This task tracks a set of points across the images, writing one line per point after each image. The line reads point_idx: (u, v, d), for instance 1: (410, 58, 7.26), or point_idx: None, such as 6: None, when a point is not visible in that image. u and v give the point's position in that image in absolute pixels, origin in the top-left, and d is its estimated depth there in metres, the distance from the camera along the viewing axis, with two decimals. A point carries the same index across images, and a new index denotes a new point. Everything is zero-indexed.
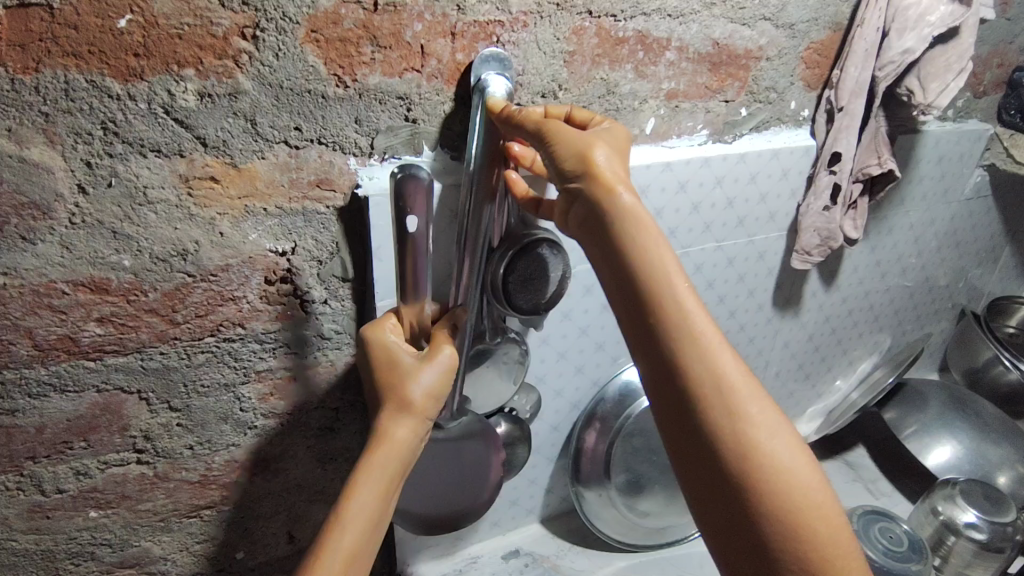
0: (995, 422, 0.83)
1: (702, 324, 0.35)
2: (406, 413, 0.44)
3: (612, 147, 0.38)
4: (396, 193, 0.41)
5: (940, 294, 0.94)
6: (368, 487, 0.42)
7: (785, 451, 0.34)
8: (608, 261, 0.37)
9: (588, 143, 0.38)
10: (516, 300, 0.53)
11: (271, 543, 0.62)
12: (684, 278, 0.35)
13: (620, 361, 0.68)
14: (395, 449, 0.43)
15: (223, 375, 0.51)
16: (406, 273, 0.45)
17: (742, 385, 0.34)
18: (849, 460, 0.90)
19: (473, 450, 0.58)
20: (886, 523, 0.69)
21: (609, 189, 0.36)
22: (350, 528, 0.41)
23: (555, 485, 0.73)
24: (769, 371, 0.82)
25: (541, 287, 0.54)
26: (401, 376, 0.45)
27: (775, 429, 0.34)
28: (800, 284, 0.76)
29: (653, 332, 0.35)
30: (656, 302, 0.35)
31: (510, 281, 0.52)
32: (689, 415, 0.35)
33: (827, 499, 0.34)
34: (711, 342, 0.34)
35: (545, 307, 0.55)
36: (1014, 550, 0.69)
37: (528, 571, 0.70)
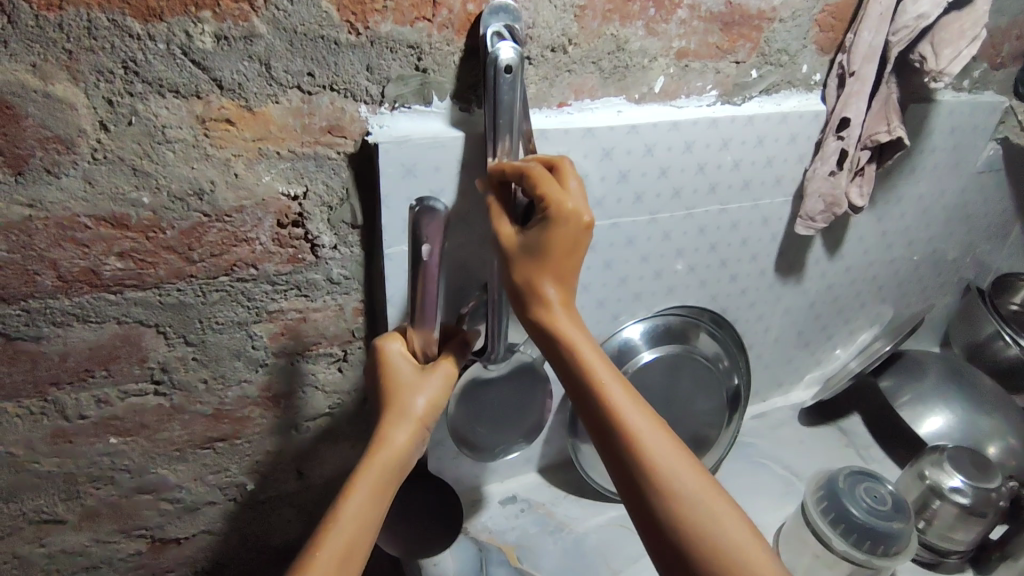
0: (990, 393, 0.82)
1: (627, 410, 0.42)
2: (406, 421, 0.47)
3: (548, 229, 0.44)
4: (413, 227, 0.44)
5: (945, 267, 0.94)
6: (366, 485, 0.44)
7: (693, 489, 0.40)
8: (555, 356, 0.46)
9: (525, 264, 0.45)
10: None
11: (280, 477, 0.65)
12: (609, 368, 0.44)
13: (620, 318, 0.69)
14: (395, 452, 0.46)
15: (237, 314, 0.54)
16: (416, 299, 0.48)
17: (662, 451, 0.41)
18: (844, 427, 0.91)
19: (530, 392, 0.62)
20: (872, 483, 0.67)
21: (544, 291, 0.45)
22: (347, 527, 0.42)
23: (553, 437, 0.76)
24: (768, 336, 0.83)
25: None
26: (401, 388, 0.49)
27: (695, 476, 0.41)
28: (804, 250, 0.77)
29: (592, 423, 0.44)
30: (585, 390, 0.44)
31: None
32: (629, 484, 0.41)
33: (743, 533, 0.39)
34: (623, 410, 0.42)
35: None
36: (995, 515, 0.69)
37: (523, 516, 0.73)
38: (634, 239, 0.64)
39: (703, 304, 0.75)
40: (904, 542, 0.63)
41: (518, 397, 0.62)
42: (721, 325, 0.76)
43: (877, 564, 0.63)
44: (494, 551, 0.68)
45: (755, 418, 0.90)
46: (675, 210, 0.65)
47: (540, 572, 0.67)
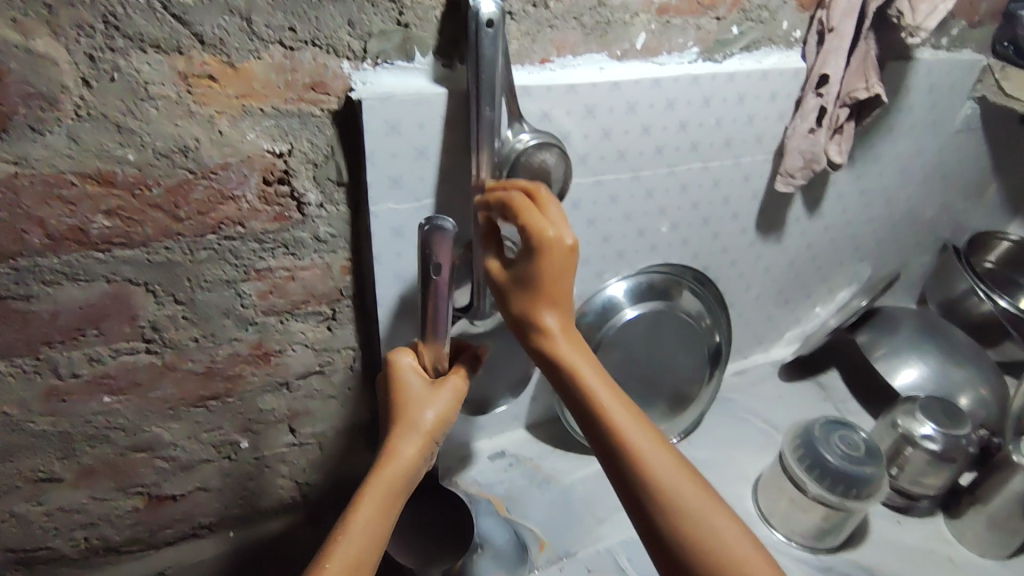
0: (963, 347, 0.85)
1: (627, 427, 0.46)
2: (415, 435, 0.49)
3: (535, 259, 0.48)
4: (424, 242, 0.46)
5: (923, 225, 0.96)
6: (374, 499, 0.46)
7: (689, 501, 0.43)
8: (557, 380, 0.49)
9: (521, 292, 0.49)
10: None
11: (273, 433, 0.67)
12: (607, 388, 0.48)
13: (603, 275, 0.71)
14: (404, 464, 0.48)
15: (226, 272, 0.54)
16: (428, 314, 0.50)
17: (660, 465, 0.45)
18: (822, 381, 0.94)
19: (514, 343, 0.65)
20: (845, 431, 0.69)
21: (543, 318, 0.49)
22: (354, 541, 0.44)
23: (540, 393, 0.77)
24: (749, 294, 0.85)
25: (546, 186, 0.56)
26: (410, 401, 0.51)
27: (690, 484, 0.44)
28: (784, 208, 0.78)
29: (594, 440, 0.47)
30: (586, 409, 0.47)
31: None
32: (630, 497, 0.45)
33: (736, 539, 0.42)
34: (624, 429, 0.46)
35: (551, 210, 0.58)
36: (965, 460, 0.72)
37: (511, 469, 0.75)
38: (618, 197, 0.65)
39: (686, 262, 0.76)
40: (876, 485, 0.66)
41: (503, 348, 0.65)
42: (704, 282, 0.77)
43: (850, 505, 0.65)
44: (484, 503, 0.71)
45: (736, 374, 0.92)
46: (657, 167, 0.66)
47: (530, 523, 0.70)
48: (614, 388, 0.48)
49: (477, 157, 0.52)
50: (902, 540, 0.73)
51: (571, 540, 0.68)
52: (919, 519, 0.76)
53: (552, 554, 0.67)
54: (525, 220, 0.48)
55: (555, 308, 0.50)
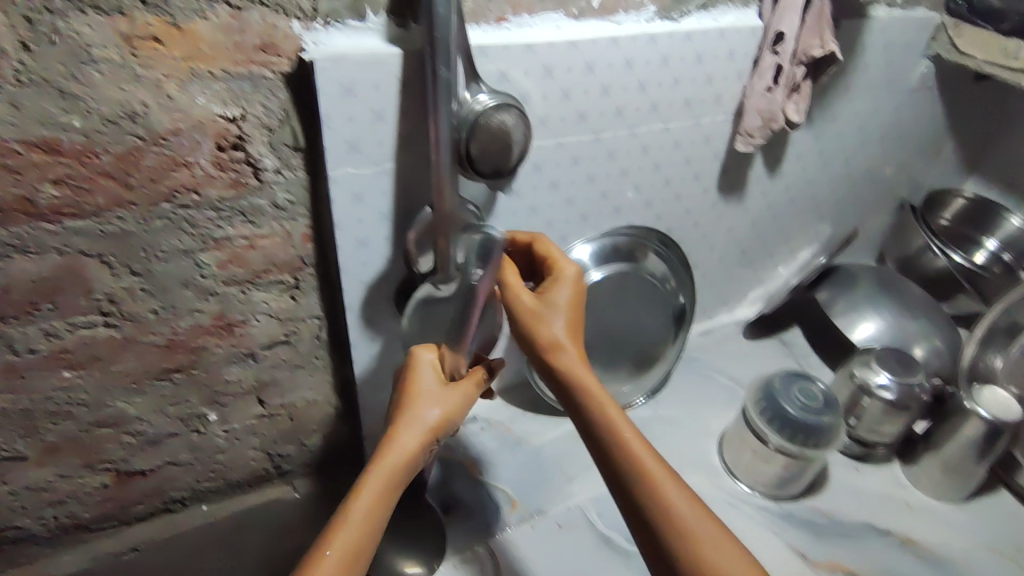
0: (920, 301, 0.87)
1: (628, 438, 0.50)
2: (419, 431, 0.51)
3: (563, 286, 0.55)
4: (483, 251, 0.54)
5: (881, 184, 0.98)
6: (372, 491, 0.48)
7: (682, 508, 0.47)
8: (568, 398, 0.54)
9: (541, 316, 0.54)
10: (481, 167, 0.55)
11: (242, 405, 0.67)
12: (614, 406, 0.52)
13: (568, 238, 0.71)
14: (405, 457, 0.50)
15: (183, 242, 0.54)
16: (465, 320, 0.55)
17: (658, 473, 0.48)
18: (785, 340, 0.96)
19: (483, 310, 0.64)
20: (804, 383, 0.72)
21: (556, 339, 0.54)
22: (352, 527, 0.47)
23: (509, 359, 0.78)
24: (713, 255, 0.87)
25: (507, 148, 0.55)
26: (418, 398, 0.53)
27: (683, 493, 0.47)
28: (745, 168, 0.79)
29: (599, 452, 0.51)
30: (593, 422, 0.52)
31: (472, 149, 0.53)
32: (630, 505, 0.49)
33: (723, 547, 0.45)
34: (625, 438, 0.50)
35: (511, 170, 0.57)
36: (919, 408, 0.75)
37: (484, 433, 0.76)
38: (579, 159, 0.66)
39: (650, 225, 0.77)
40: (832, 435, 0.69)
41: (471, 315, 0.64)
42: (670, 246, 0.78)
43: (808, 454, 0.68)
44: (457, 467, 0.72)
45: (702, 335, 0.94)
46: (618, 128, 0.66)
47: (501, 484, 0.71)
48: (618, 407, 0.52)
49: (436, 120, 0.51)
50: (859, 486, 0.76)
51: (543, 497, 0.70)
52: (876, 465, 0.79)
53: (524, 513, 0.68)
54: (556, 260, 0.57)
55: (568, 334, 0.54)
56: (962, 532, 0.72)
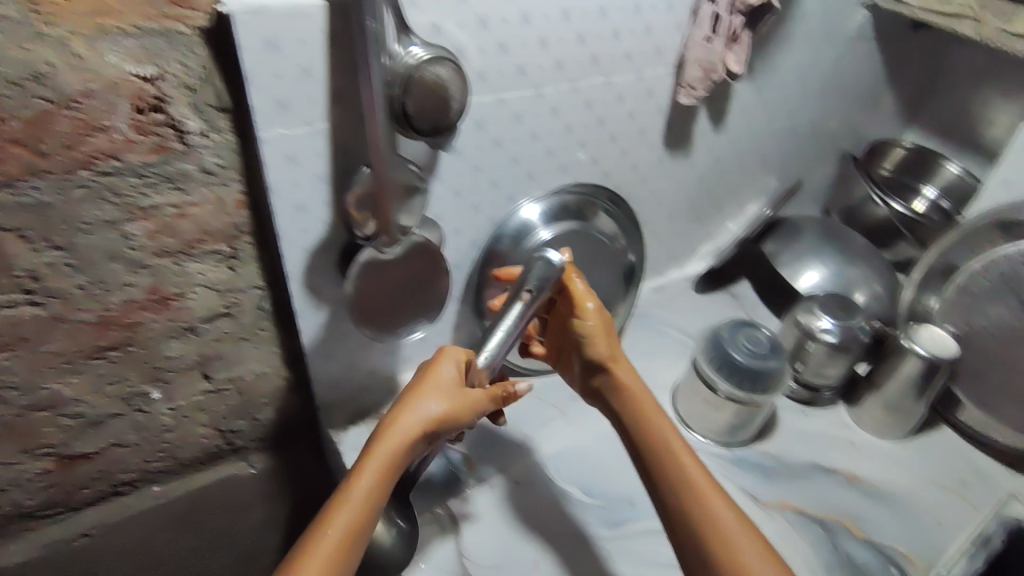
0: (862, 250, 0.90)
1: (662, 428, 0.60)
2: (419, 423, 0.53)
3: (597, 312, 0.65)
4: (537, 273, 0.59)
5: (823, 137, 1.00)
6: (369, 476, 0.51)
7: (699, 484, 0.56)
8: (614, 401, 0.65)
9: (591, 338, 0.65)
10: (420, 124, 0.53)
11: (186, 381, 0.65)
12: (654, 404, 0.63)
13: (515, 198, 0.70)
14: (399, 444, 0.52)
15: (106, 212, 0.51)
16: (508, 333, 0.57)
17: (683, 458, 0.58)
18: (734, 293, 0.98)
19: (429, 273, 0.62)
20: (750, 330, 0.73)
21: (605, 357, 0.65)
22: (348, 509, 0.50)
23: (463, 323, 0.77)
24: (662, 211, 0.87)
25: (445, 103, 0.53)
26: (425, 391, 0.55)
27: (699, 473, 0.57)
28: (689, 122, 0.79)
29: (636, 440, 0.62)
30: (634, 417, 0.62)
31: (409, 106, 0.52)
32: (656, 480, 0.58)
33: (729, 518, 0.54)
34: (660, 426, 0.60)
35: (451, 127, 0.55)
36: (859, 349, 0.77)
37: None
38: (522, 116, 0.65)
39: (597, 182, 0.77)
40: (778, 377, 0.70)
41: (418, 280, 0.61)
42: (614, 201, 0.79)
43: (757, 398, 0.70)
44: None
45: (654, 291, 0.95)
46: (559, 83, 0.65)
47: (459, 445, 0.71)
48: (656, 408, 0.62)
49: (369, 78, 0.49)
50: (805, 428, 0.79)
51: (500, 455, 0.71)
52: (822, 407, 0.82)
53: (482, 473, 0.69)
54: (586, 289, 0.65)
55: (614, 350, 0.65)
56: (902, 466, 0.76)
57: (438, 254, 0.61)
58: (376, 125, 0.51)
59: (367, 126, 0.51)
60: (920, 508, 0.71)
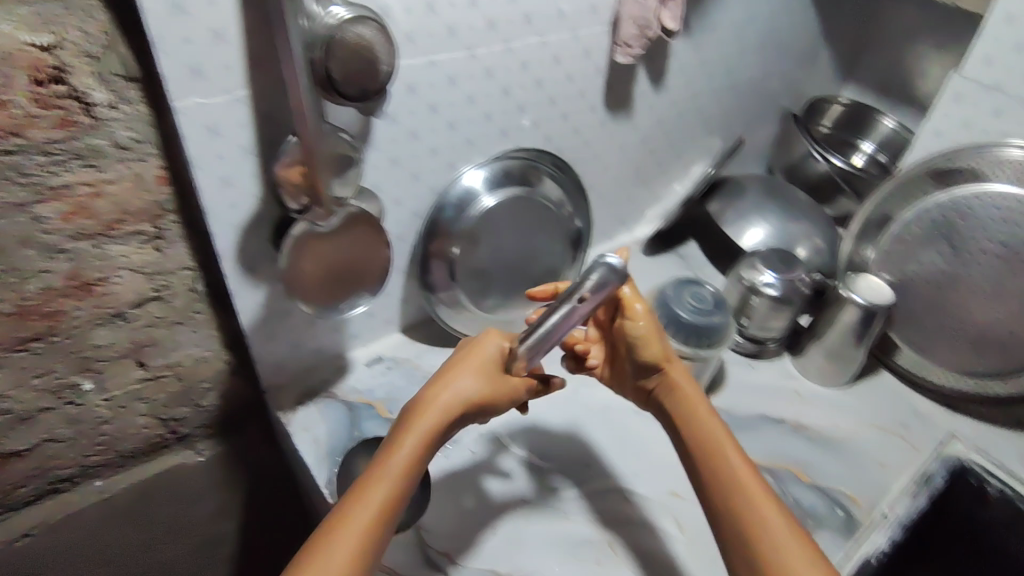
0: (803, 205, 0.92)
1: (715, 433, 0.55)
2: (459, 398, 0.51)
3: (644, 316, 0.59)
4: (590, 276, 0.49)
5: (764, 95, 1.01)
6: (410, 446, 0.48)
7: (753, 494, 0.51)
8: (666, 404, 0.59)
9: (642, 344, 0.59)
10: (347, 90, 0.51)
11: (120, 369, 0.63)
12: (709, 408, 0.57)
13: (455, 165, 0.69)
14: (437, 416, 0.50)
15: (13, 194, 0.49)
16: (548, 333, 0.51)
17: (736, 465, 0.53)
18: (682, 253, 0.99)
19: (368, 246, 0.59)
20: (694, 287, 0.74)
21: (659, 360, 0.59)
22: (387, 483, 0.47)
23: (410, 296, 0.76)
24: (607, 175, 0.87)
25: (372, 67, 0.51)
26: (465, 366, 0.53)
27: (755, 482, 0.52)
28: (629, 83, 0.79)
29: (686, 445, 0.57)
30: (684, 420, 0.57)
31: (335, 71, 0.49)
32: (706, 488, 0.54)
33: (785, 530, 0.49)
34: (713, 430, 0.56)
35: (380, 93, 0.54)
36: (801, 302, 0.79)
37: (390, 371, 0.75)
38: (456, 79, 0.63)
39: (540, 147, 0.76)
40: (722, 332, 0.72)
41: (357, 253, 0.58)
42: (562, 167, 0.78)
43: (702, 352, 0.71)
44: (364, 409, 0.70)
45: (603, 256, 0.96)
46: (493, 44, 0.63)
47: None
48: (709, 410, 0.57)
49: (290, 42, 0.47)
50: (752, 381, 0.81)
51: None
52: (767, 360, 0.84)
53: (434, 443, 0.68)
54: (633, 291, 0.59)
55: (668, 355, 0.59)
56: (844, 411, 0.78)
57: (375, 224, 0.59)
58: (301, 91, 0.48)
59: (291, 94, 0.49)
60: (863, 451, 0.74)
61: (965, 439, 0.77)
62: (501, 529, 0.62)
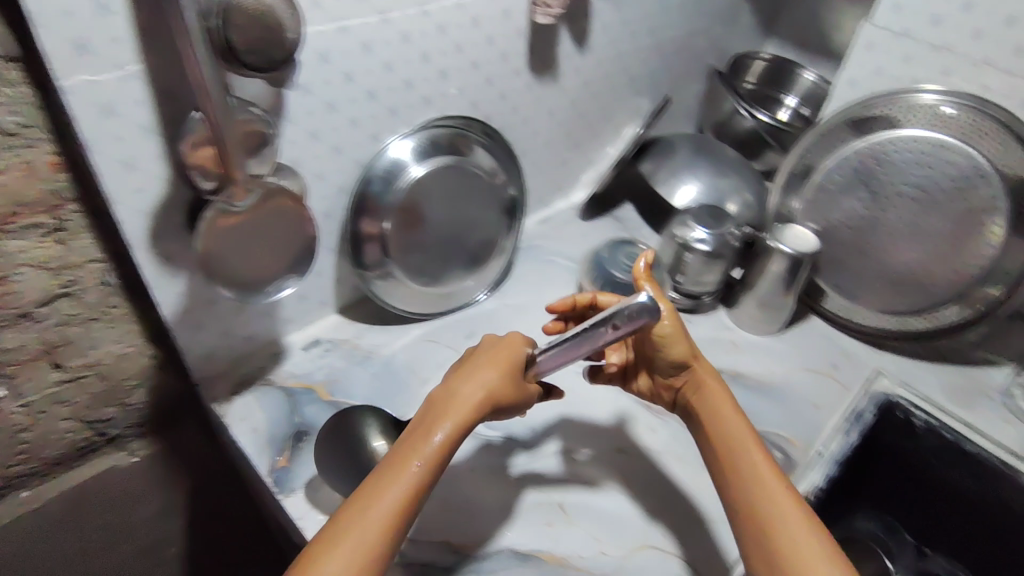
0: (732, 161, 0.93)
1: (735, 428, 0.54)
2: (485, 388, 0.51)
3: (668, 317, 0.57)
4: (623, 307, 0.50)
5: (690, 53, 1.01)
6: (440, 432, 0.48)
7: (769, 489, 0.49)
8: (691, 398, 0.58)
9: (667, 343, 0.57)
10: (249, 59, 0.48)
11: (32, 367, 0.61)
12: (733, 404, 0.56)
13: (379, 137, 0.67)
14: (465, 405, 0.50)
15: None
16: (567, 348, 0.52)
17: (755, 460, 0.51)
18: (619, 216, 1.00)
19: (292, 228, 0.56)
20: (627, 248, 0.76)
21: (685, 357, 0.58)
22: (405, 479, 0.45)
23: (345, 276, 0.74)
24: (538, 140, 0.86)
25: (274, 33, 0.48)
26: (496, 356, 0.53)
27: (774, 478, 0.50)
28: (553, 45, 0.78)
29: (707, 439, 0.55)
30: (706, 414, 0.56)
31: (233, 39, 0.47)
32: (724, 482, 0.52)
33: (803, 529, 0.47)
34: (733, 425, 0.54)
35: (287, 61, 0.51)
36: (732, 255, 0.81)
37: (329, 354, 0.73)
38: (371, 46, 0.61)
39: (467, 114, 0.74)
40: None
41: (281, 235, 0.56)
42: (492, 135, 0.76)
43: None
44: (304, 394, 0.68)
45: (541, 223, 0.95)
46: (407, 7, 0.61)
47: (354, 399, 0.69)
48: (733, 406, 0.56)
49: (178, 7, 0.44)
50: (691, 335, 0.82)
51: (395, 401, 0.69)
52: (704, 314, 0.86)
53: None
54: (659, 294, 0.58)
55: (693, 352, 0.58)
56: (778, 358, 0.81)
57: (300, 206, 0.56)
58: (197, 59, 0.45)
59: (186, 64, 0.46)
60: (797, 394, 0.77)
61: (890, 374, 0.81)
62: (525, 500, 0.62)
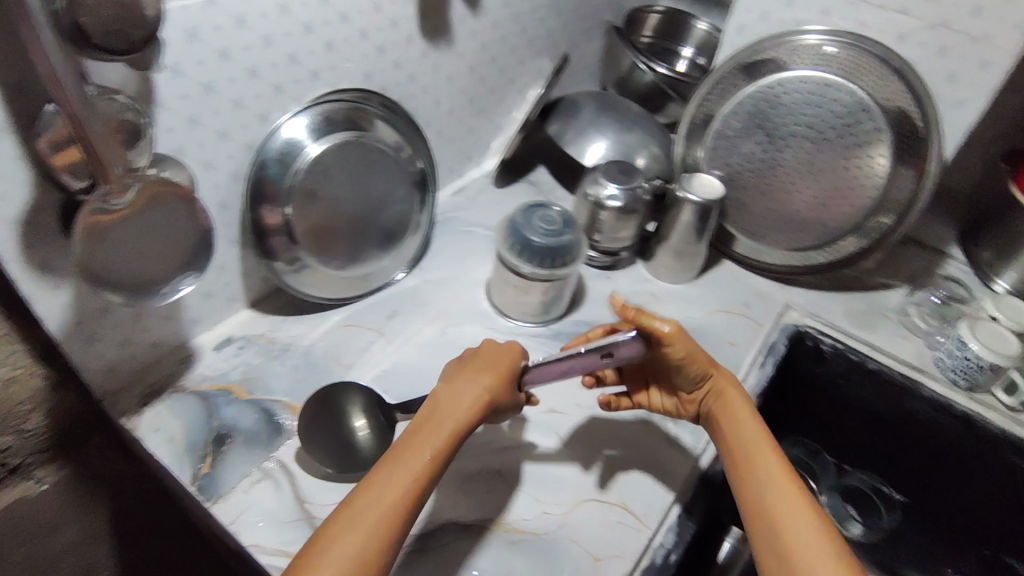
0: (636, 115, 0.94)
1: (752, 434, 0.56)
2: (483, 390, 0.54)
3: (679, 343, 0.57)
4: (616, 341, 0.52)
5: (584, 10, 1.01)
6: (444, 432, 0.50)
7: (779, 490, 0.51)
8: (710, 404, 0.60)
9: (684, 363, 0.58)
10: (104, 41, 0.44)
11: None
12: (751, 411, 0.58)
13: (269, 117, 0.63)
14: (464, 404, 0.52)
15: None
16: (558, 364, 0.54)
17: (770, 464, 0.53)
18: (532, 180, 1.00)
19: (179, 219, 0.53)
20: (543, 211, 0.75)
21: (705, 373, 0.59)
22: (414, 467, 0.47)
23: (251, 268, 0.71)
24: (441, 110, 0.84)
25: (130, 10, 0.44)
26: (492, 361, 0.56)
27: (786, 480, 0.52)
28: (443, 8, 0.75)
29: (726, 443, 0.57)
30: (726, 420, 0.58)
31: (84, 19, 0.42)
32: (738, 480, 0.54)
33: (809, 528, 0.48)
34: (751, 432, 0.56)
35: (148, 41, 0.47)
36: (644, 208, 0.82)
37: (244, 351, 0.70)
38: (245, 19, 0.57)
39: (362, 87, 0.71)
40: (572, 250, 0.74)
41: (167, 228, 0.52)
42: (392, 108, 0.74)
43: (558, 273, 0.73)
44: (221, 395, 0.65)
45: (455, 194, 0.94)
46: None
47: (276, 395, 0.66)
48: (751, 415, 0.57)
49: None
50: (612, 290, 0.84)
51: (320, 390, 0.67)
52: (624, 269, 0.88)
53: None
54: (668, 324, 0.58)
55: (711, 367, 0.59)
56: (696, 303, 0.84)
57: (183, 194, 0.52)
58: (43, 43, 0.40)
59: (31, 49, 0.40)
60: (717, 335, 0.80)
61: (799, 307, 0.85)
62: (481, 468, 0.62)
